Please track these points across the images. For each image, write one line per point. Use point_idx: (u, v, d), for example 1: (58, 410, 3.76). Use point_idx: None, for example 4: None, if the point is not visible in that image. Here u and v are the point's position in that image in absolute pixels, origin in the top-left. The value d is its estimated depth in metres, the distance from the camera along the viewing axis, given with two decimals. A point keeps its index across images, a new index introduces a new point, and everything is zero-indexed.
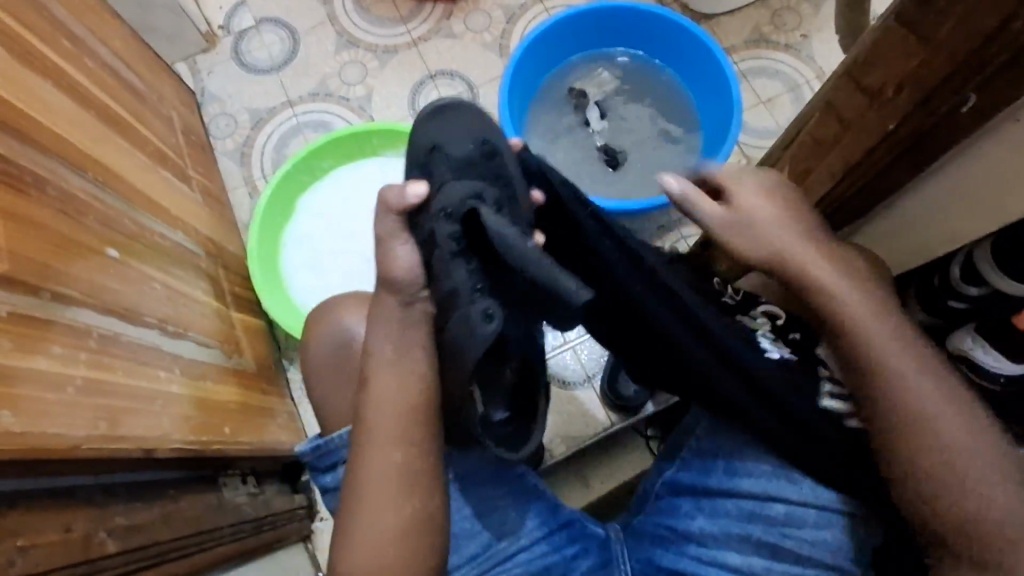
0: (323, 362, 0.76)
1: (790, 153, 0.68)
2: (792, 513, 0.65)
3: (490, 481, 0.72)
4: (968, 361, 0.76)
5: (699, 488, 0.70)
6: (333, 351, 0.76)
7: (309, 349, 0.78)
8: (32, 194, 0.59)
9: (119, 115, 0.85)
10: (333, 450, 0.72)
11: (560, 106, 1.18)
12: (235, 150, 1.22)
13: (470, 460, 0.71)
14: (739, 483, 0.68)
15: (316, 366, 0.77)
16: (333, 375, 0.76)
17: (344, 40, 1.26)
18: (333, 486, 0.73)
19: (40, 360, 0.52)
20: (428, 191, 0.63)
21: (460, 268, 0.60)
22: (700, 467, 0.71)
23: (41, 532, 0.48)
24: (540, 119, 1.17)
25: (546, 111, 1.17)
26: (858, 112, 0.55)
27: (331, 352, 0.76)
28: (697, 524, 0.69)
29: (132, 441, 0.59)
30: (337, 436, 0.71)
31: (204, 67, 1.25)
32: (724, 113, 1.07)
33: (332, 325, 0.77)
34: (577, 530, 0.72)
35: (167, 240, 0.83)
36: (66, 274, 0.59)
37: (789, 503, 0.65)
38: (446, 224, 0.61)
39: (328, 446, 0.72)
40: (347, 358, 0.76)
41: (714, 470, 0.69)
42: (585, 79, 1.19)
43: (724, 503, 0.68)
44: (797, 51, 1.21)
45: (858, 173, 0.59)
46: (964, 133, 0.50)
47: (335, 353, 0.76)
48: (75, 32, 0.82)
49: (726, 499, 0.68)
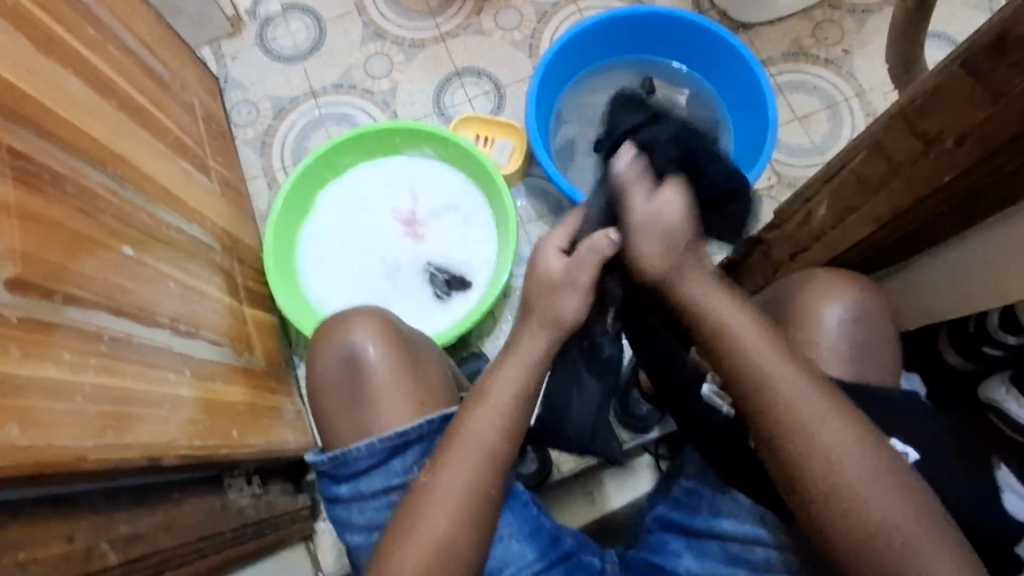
0: (335, 371, 0.75)
1: (829, 189, 0.65)
2: (772, 559, 0.62)
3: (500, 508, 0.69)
4: (1000, 412, 0.71)
5: (687, 527, 0.67)
6: (344, 362, 0.74)
7: (319, 357, 0.76)
8: (49, 191, 0.58)
9: (141, 105, 0.84)
10: (351, 461, 0.70)
11: (595, 97, 1.14)
12: (256, 139, 1.20)
13: None
14: (723, 525, 0.65)
15: (326, 375, 0.75)
16: (347, 383, 0.74)
17: (371, 32, 1.24)
18: (348, 496, 0.71)
19: (50, 367, 0.51)
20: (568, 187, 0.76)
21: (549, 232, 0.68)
22: (689, 505, 0.68)
23: (43, 545, 0.47)
24: (585, 93, 1.14)
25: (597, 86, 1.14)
26: (911, 158, 0.53)
27: (341, 364, 0.74)
28: (683, 564, 0.66)
29: (139, 449, 0.58)
30: (356, 448, 0.70)
31: (228, 53, 1.24)
32: (759, 129, 1.03)
33: (343, 335, 0.75)
34: (575, 563, 0.70)
35: (183, 235, 0.81)
36: (79, 275, 0.58)
37: (769, 547, 0.63)
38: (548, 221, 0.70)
39: (346, 456, 0.70)
40: (359, 369, 0.74)
41: (700, 510, 0.67)
42: (665, 77, 1.14)
43: (712, 544, 0.66)
44: (837, 66, 1.17)
45: (909, 218, 0.58)
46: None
47: (347, 363, 0.75)
48: (100, 17, 0.81)
49: (711, 539, 0.66)
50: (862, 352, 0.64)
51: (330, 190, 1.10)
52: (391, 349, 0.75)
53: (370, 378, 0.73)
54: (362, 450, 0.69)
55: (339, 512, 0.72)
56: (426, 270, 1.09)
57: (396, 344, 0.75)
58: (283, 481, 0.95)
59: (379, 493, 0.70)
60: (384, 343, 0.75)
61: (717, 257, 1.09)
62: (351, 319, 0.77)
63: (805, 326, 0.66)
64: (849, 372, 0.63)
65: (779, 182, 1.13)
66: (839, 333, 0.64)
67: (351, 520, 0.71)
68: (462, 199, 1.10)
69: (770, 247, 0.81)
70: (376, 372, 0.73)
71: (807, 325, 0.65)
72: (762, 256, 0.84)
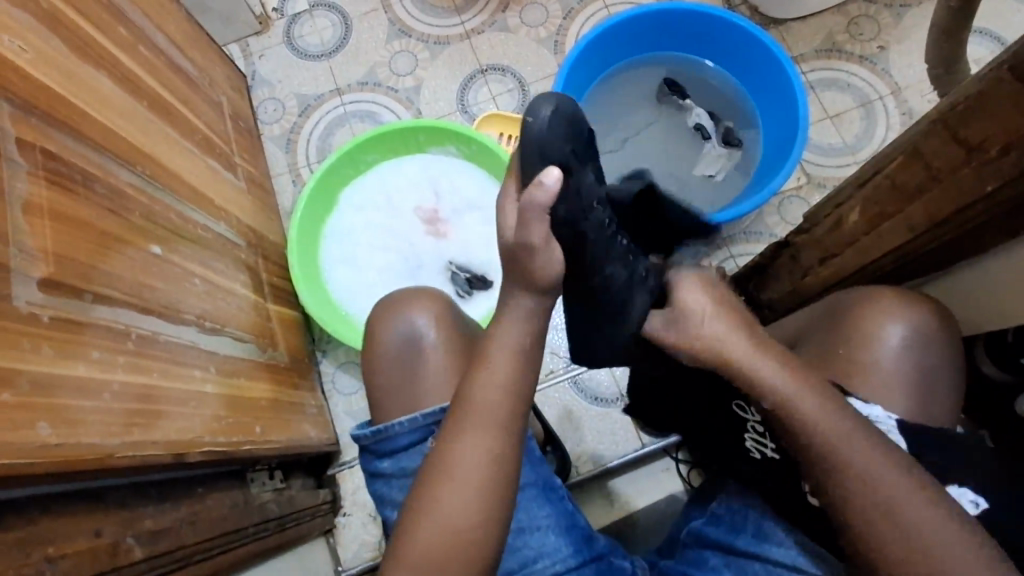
0: (388, 354, 0.74)
1: (862, 194, 0.63)
2: None
3: (536, 500, 0.69)
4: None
5: (724, 545, 0.66)
6: (399, 345, 0.73)
7: (375, 339, 0.75)
8: (79, 192, 0.59)
9: (170, 103, 0.85)
10: (393, 435, 0.70)
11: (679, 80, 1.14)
12: (282, 136, 1.21)
13: (529, 470, 0.70)
14: (769, 550, 0.63)
15: (380, 356, 0.74)
16: (391, 371, 0.73)
17: (396, 29, 1.24)
18: (390, 473, 0.71)
19: (79, 366, 0.52)
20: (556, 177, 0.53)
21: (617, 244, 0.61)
22: (730, 524, 0.67)
23: (73, 541, 0.49)
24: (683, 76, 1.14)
25: (711, 91, 1.14)
26: (951, 166, 0.51)
27: (394, 349, 0.74)
28: None
29: (163, 446, 0.59)
30: (398, 422, 0.69)
31: (256, 50, 1.25)
32: (790, 126, 1.01)
33: (397, 319, 0.75)
34: (605, 564, 0.69)
35: (210, 233, 0.82)
36: (109, 275, 0.59)
37: None
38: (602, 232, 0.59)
39: (389, 431, 0.70)
40: (410, 355, 0.73)
41: (743, 531, 0.65)
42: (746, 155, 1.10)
43: (752, 563, 0.64)
44: (872, 63, 1.14)
45: (945, 228, 0.56)
46: None
47: (407, 344, 0.74)
48: (131, 18, 0.82)
49: (752, 560, 0.64)
50: (917, 375, 0.62)
51: (353, 187, 1.10)
52: (451, 338, 0.74)
53: (424, 365, 0.73)
54: (404, 425, 0.69)
55: (379, 488, 0.72)
56: (447, 269, 1.09)
57: (452, 330, 0.75)
58: (304, 477, 0.97)
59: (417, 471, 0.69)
60: (444, 331, 0.74)
61: (744, 259, 1.08)
62: (411, 302, 0.76)
63: (858, 346, 0.63)
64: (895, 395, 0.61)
65: (808, 183, 1.10)
66: (904, 359, 0.62)
67: (390, 497, 0.70)
68: (485, 199, 1.10)
69: (798, 250, 0.79)
70: (429, 362, 0.73)
71: (862, 344, 0.63)
72: (789, 259, 0.82)
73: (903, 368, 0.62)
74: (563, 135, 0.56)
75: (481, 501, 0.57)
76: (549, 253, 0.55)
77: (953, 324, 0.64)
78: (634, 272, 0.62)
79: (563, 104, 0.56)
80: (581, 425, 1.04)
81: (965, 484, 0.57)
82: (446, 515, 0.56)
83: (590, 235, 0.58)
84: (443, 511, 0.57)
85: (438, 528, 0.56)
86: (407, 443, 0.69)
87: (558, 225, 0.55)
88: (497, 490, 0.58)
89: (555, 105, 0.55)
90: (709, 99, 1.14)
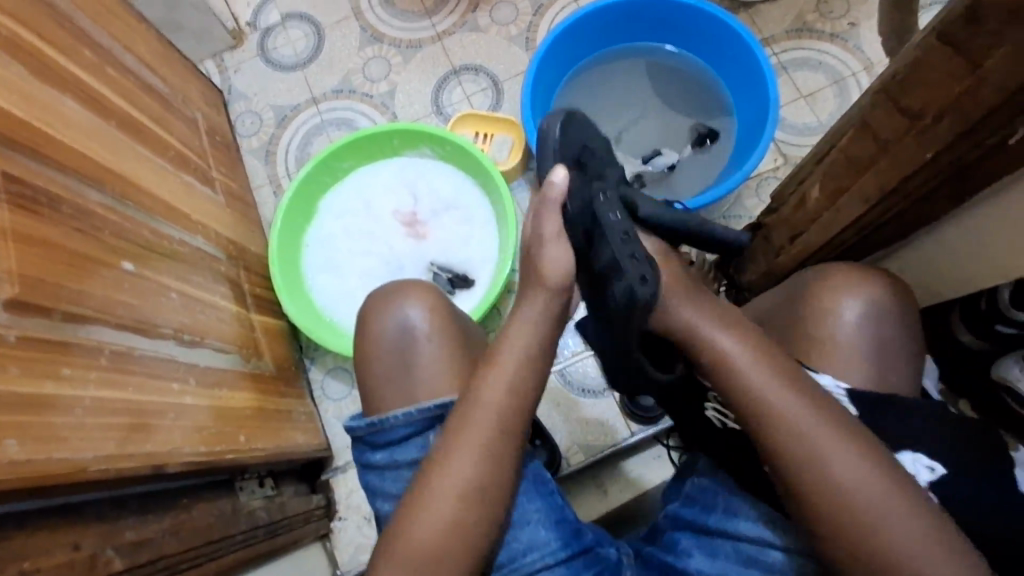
0: (382, 348, 0.73)
1: (822, 170, 0.64)
2: (792, 563, 0.59)
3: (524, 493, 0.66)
4: (1012, 390, 0.72)
5: (699, 525, 0.64)
6: (392, 337, 0.73)
7: (365, 333, 0.75)
8: (46, 215, 0.60)
9: (141, 122, 0.86)
10: (388, 429, 0.69)
11: (655, 73, 1.15)
12: (261, 148, 1.22)
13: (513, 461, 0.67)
14: (738, 525, 0.61)
15: (372, 351, 0.73)
16: (383, 365, 0.72)
17: (368, 35, 1.25)
18: (382, 464, 0.69)
19: (48, 384, 0.53)
20: (564, 176, 0.64)
21: (618, 236, 0.62)
22: (703, 503, 0.65)
23: (50, 554, 0.50)
24: (711, 105, 1.12)
25: (718, 155, 1.10)
26: (897, 135, 0.52)
27: (386, 339, 0.73)
28: (695, 564, 0.62)
29: (142, 458, 0.60)
30: (393, 415, 0.68)
31: (231, 65, 1.26)
32: (761, 108, 1.01)
33: (389, 310, 0.74)
34: (592, 556, 0.65)
35: (185, 247, 0.83)
36: (79, 293, 0.60)
37: (789, 552, 0.59)
38: (608, 208, 0.64)
39: (385, 424, 0.68)
40: (405, 347, 0.73)
41: (714, 507, 0.63)
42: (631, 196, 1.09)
43: (724, 542, 0.62)
44: (843, 40, 1.13)
45: (896, 198, 0.56)
46: (1001, 166, 0.48)
47: (398, 337, 0.73)
48: (99, 41, 0.83)
49: (725, 539, 0.62)
50: (879, 352, 0.61)
51: (333, 194, 1.11)
52: (441, 330, 0.74)
53: (414, 355, 0.72)
54: (402, 418, 0.68)
55: (372, 480, 0.70)
56: (430, 270, 1.10)
57: (444, 322, 0.74)
58: (297, 483, 0.98)
59: (414, 463, 0.68)
60: (436, 322, 0.74)
61: None
62: (404, 292, 0.76)
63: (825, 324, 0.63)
64: (866, 372, 0.60)
65: (785, 163, 1.10)
66: (877, 333, 0.61)
67: (383, 490, 0.69)
68: (464, 198, 1.11)
69: (770, 230, 0.79)
70: (421, 353, 0.72)
71: (826, 321, 0.62)
72: (764, 240, 0.82)
73: (880, 351, 0.61)
74: (575, 140, 0.68)
75: (457, 494, 0.58)
76: (557, 244, 0.66)
77: (918, 296, 0.64)
78: (629, 269, 0.62)
79: (569, 119, 0.68)
80: (569, 417, 1.04)
81: (918, 451, 0.56)
82: (421, 517, 0.57)
83: (596, 223, 0.64)
84: (428, 505, 0.58)
85: (425, 524, 0.57)
86: (403, 437, 0.68)
87: (570, 220, 0.65)
88: (472, 486, 0.58)
89: (562, 120, 0.68)
90: (708, 157, 1.11)
